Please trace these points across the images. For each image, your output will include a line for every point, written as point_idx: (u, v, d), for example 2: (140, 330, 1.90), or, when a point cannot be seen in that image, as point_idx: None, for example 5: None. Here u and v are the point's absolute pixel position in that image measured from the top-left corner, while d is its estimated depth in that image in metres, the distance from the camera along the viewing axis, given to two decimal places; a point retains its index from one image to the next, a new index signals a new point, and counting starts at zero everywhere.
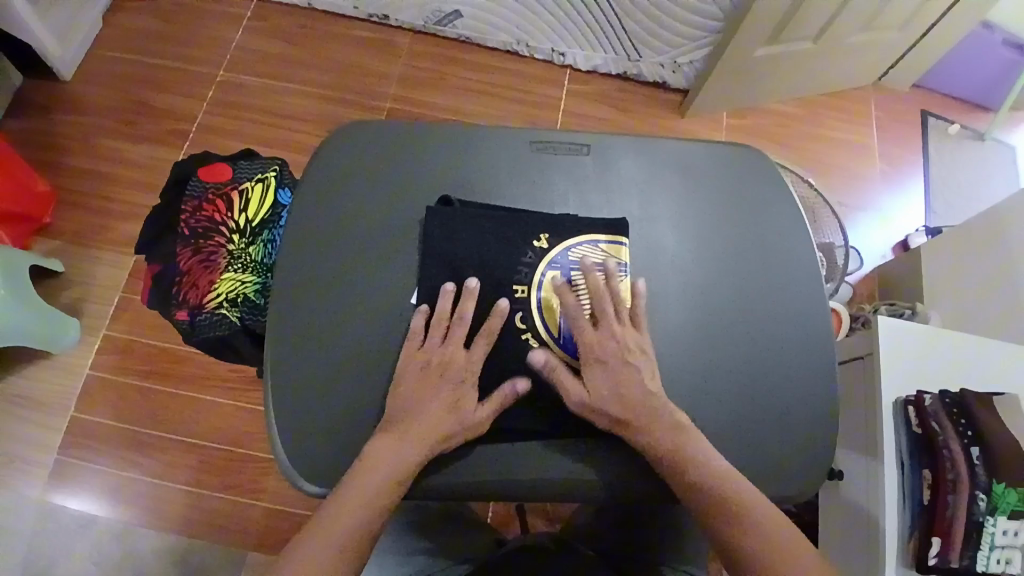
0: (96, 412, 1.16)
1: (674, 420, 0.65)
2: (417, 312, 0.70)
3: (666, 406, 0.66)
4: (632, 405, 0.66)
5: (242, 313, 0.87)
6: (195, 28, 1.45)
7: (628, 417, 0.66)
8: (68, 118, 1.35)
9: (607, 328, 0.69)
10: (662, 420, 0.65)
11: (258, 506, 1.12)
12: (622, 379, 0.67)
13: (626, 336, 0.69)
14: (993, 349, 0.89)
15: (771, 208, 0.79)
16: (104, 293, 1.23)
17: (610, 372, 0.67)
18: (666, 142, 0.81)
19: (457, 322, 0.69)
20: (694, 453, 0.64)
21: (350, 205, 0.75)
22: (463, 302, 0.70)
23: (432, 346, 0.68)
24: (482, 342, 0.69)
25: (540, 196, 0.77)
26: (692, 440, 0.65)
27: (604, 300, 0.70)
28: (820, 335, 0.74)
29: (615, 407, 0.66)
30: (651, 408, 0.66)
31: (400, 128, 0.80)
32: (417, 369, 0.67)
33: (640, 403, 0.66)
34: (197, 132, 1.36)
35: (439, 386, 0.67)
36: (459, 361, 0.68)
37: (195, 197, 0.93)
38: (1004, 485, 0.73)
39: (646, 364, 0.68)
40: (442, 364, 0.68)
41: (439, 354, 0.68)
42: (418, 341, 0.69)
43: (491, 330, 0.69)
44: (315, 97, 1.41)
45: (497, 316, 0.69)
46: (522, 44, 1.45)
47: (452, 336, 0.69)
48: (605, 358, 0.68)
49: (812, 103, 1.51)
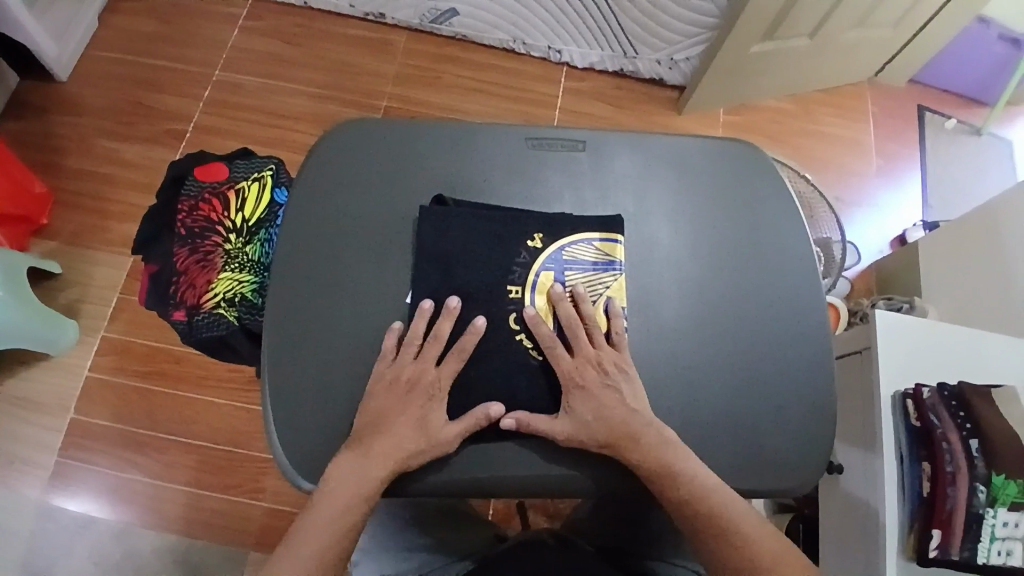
0: (95, 413, 1.16)
1: (660, 438, 0.66)
2: (390, 330, 0.70)
3: (650, 426, 0.67)
4: (617, 426, 0.67)
5: (240, 313, 0.86)
6: (191, 29, 1.45)
7: (613, 440, 0.66)
8: (65, 119, 1.35)
9: (584, 353, 0.70)
10: (646, 441, 0.66)
11: (257, 506, 1.12)
12: (603, 405, 0.67)
13: (603, 359, 0.69)
14: (991, 342, 0.89)
15: (767, 202, 0.79)
16: (102, 294, 1.23)
17: (590, 395, 0.68)
18: (662, 137, 0.81)
19: (432, 340, 0.70)
20: (682, 469, 0.65)
21: (347, 204, 0.75)
22: (439, 321, 0.70)
23: (403, 362, 0.68)
24: (454, 360, 0.69)
25: (536, 194, 0.77)
26: (681, 456, 0.66)
27: (577, 327, 0.71)
28: (817, 329, 0.74)
29: (601, 431, 0.67)
30: (634, 431, 0.66)
31: (395, 125, 0.79)
32: (388, 382, 0.68)
33: (623, 425, 0.67)
34: (193, 133, 1.35)
35: (408, 400, 0.68)
36: (428, 377, 0.69)
37: (192, 197, 0.93)
38: (1003, 477, 0.73)
39: (626, 386, 0.69)
40: (411, 379, 0.68)
41: (409, 369, 0.68)
42: (389, 358, 0.69)
43: (464, 347, 0.69)
44: (311, 96, 1.41)
45: (472, 334, 0.69)
46: (518, 42, 1.45)
47: (425, 354, 0.69)
48: (585, 382, 0.68)
49: (809, 98, 1.51)
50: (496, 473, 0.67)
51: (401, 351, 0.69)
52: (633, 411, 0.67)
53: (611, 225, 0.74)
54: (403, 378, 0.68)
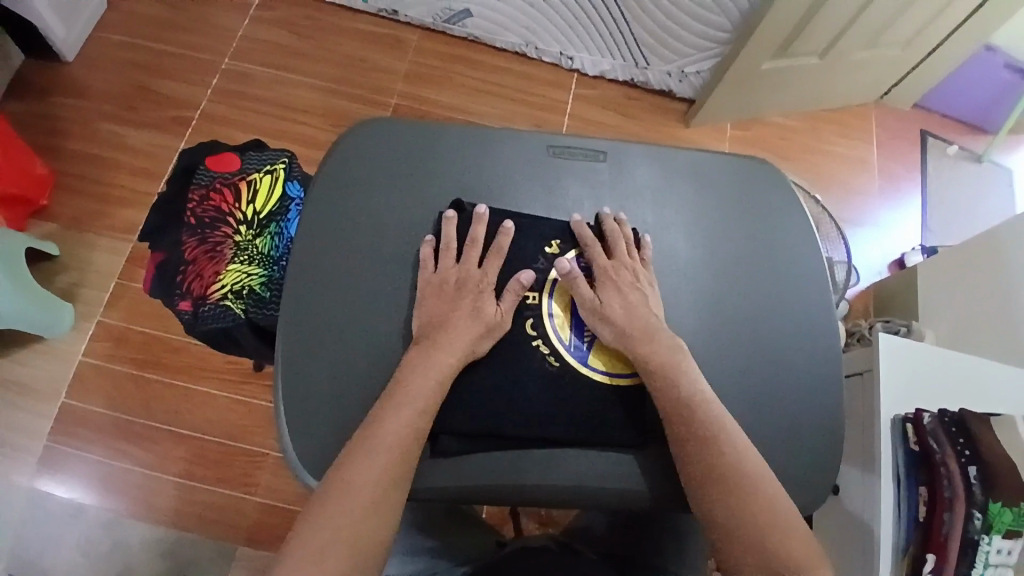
0: (88, 400, 1.14)
1: (673, 342, 0.68)
2: (424, 243, 0.73)
3: (666, 332, 0.69)
4: (637, 322, 0.69)
5: (246, 306, 0.86)
6: (202, 15, 1.43)
7: (630, 332, 0.69)
8: (68, 100, 1.33)
9: (621, 258, 0.73)
10: (661, 342, 0.68)
11: (250, 501, 1.11)
12: (630, 301, 0.70)
13: (636, 269, 0.73)
14: (994, 370, 0.90)
15: (784, 220, 0.79)
16: (100, 279, 1.21)
17: (622, 292, 0.71)
18: (682, 151, 0.81)
19: (470, 244, 0.73)
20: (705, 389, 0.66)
21: (366, 203, 0.75)
22: (474, 227, 0.73)
23: (447, 266, 0.71)
24: (494, 258, 0.72)
25: (556, 203, 0.77)
26: (688, 364, 0.68)
27: (618, 237, 0.74)
28: (827, 349, 0.75)
29: (622, 320, 0.69)
30: (652, 328, 0.69)
31: (417, 126, 0.79)
32: (436, 288, 0.71)
33: (643, 323, 0.69)
34: (200, 120, 1.34)
35: (458, 300, 0.70)
36: (471, 277, 0.71)
37: (202, 186, 0.92)
38: (1000, 504, 0.73)
39: (651, 295, 0.72)
40: (459, 282, 0.71)
41: (455, 271, 0.71)
42: (432, 267, 0.72)
43: (500, 246, 0.72)
44: (320, 89, 1.40)
45: (504, 234, 0.73)
46: (531, 46, 1.45)
47: (464, 256, 0.72)
48: (617, 279, 0.71)
49: (814, 117, 1.52)
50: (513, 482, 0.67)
51: (441, 259, 0.72)
52: (653, 316, 0.70)
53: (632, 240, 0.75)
54: None
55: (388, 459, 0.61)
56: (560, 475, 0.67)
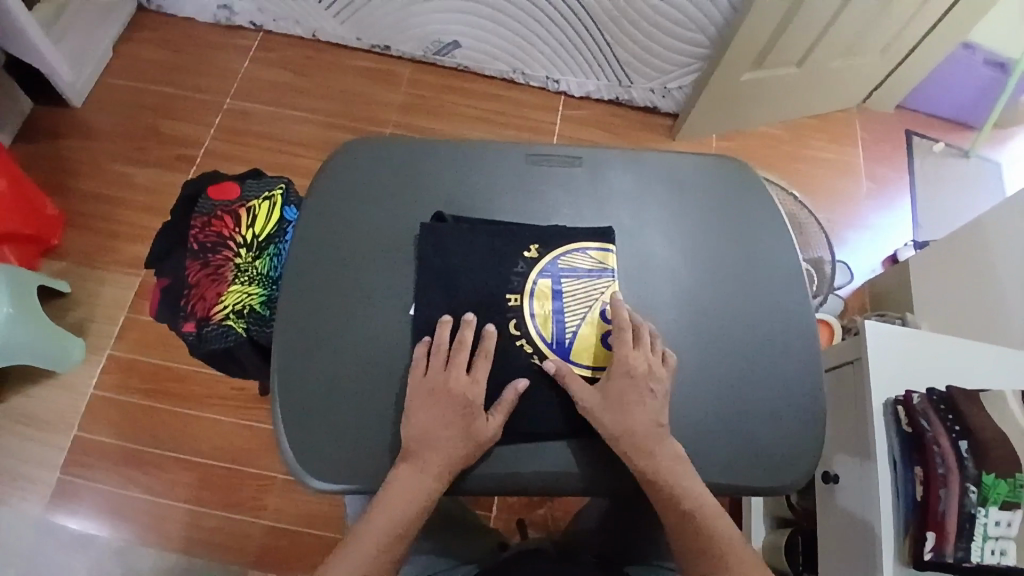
0: (100, 430, 1.17)
1: (675, 453, 0.68)
2: (419, 345, 0.72)
3: (669, 442, 0.69)
4: (638, 430, 0.68)
5: (248, 324, 0.89)
6: (203, 60, 1.51)
7: (629, 435, 0.68)
8: (79, 145, 1.40)
9: (642, 351, 0.71)
10: (661, 449, 0.68)
11: (258, 523, 1.13)
12: (637, 404, 0.69)
13: (655, 365, 0.71)
14: (980, 352, 0.91)
15: (755, 214, 0.82)
16: (110, 313, 1.26)
17: (631, 389, 0.69)
18: (652, 154, 0.85)
19: (457, 348, 0.71)
20: (688, 485, 0.67)
21: (355, 219, 0.79)
22: (461, 330, 0.72)
23: (436, 373, 0.70)
24: (483, 361, 0.71)
25: (533, 207, 0.81)
26: (687, 475, 0.68)
27: (644, 328, 0.72)
28: (804, 335, 0.77)
29: (623, 423, 0.68)
30: (654, 434, 0.68)
31: (401, 143, 0.84)
32: (426, 395, 0.69)
33: (645, 432, 0.68)
34: (203, 158, 1.40)
35: (449, 410, 0.69)
36: (461, 386, 0.70)
37: (204, 214, 0.97)
38: (993, 476, 0.74)
39: (662, 396, 0.70)
40: (449, 390, 0.69)
41: (443, 377, 0.70)
42: (422, 369, 0.71)
43: (486, 349, 0.71)
44: (318, 124, 1.46)
45: (490, 337, 0.71)
46: (517, 72, 1.51)
47: (454, 361, 0.70)
48: (634, 374, 0.70)
49: (798, 124, 1.56)
50: (498, 477, 0.70)
51: (431, 360, 0.71)
52: (656, 421, 0.69)
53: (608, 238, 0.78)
54: (426, 398, 0.69)
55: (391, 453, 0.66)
56: (540, 466, 0.71)
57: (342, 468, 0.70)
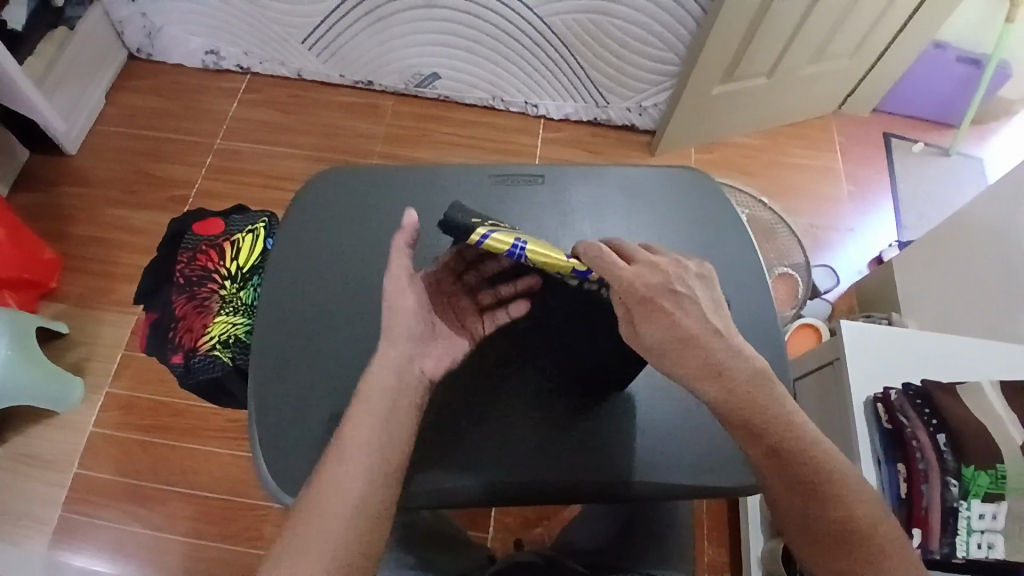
0: (98, 467, 1.19)
1: (757, 378, 0.58)
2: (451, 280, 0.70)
3: (749, 366, 0.59)
4: (707, 357, 0.58)
5: (233, 354, 0.91)
6: (193, 104, 1.57)
7: (704, 375, 0.57)
8: (76, 192, 1.45)
9: (635, 288, 0.59)
10: (750, 382, 0.58)
11: (255, 554, 1.13)
12: (682, 338, 0.58)
13: (669, 272, 0.61)
14: (958, 345, 0.92)
15: (716, 221, 0.85)
16: (107, 351, 1.29)
17: (660, 327, 0.58)
18: (613, 169, 0.88)
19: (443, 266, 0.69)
20: (782, 417, 0.58)
21: (328, 244, 0.82)
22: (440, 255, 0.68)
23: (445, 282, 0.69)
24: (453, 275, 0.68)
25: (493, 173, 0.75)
26: (779, 405, 0.58)
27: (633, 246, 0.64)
28: (771, 334, 0.79)
29: (686, 353, 0.57)
30: (722, 362, 0.58)
31: (372, 170, 0.87)
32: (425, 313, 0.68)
33: (718, 357, 0.58)
34: (195, 198, 1.45)
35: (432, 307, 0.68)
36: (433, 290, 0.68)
37: (189, 249, 1.00)
38: (972, 468, 0.72)
39: (703, 310, 0.60)
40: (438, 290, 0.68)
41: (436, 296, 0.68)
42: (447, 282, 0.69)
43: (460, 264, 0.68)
44: (306, 159, 1.50)
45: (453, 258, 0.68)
46: (497, 99, 1.55)
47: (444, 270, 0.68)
48: (658, 294, 0.59)
49: (776, 133, 1.59)
50: (426, 490, 0.67)
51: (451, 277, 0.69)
52: (718, 338, 0.59)
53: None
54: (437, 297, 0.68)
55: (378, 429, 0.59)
56: (480, 478, 0.68)
57: None
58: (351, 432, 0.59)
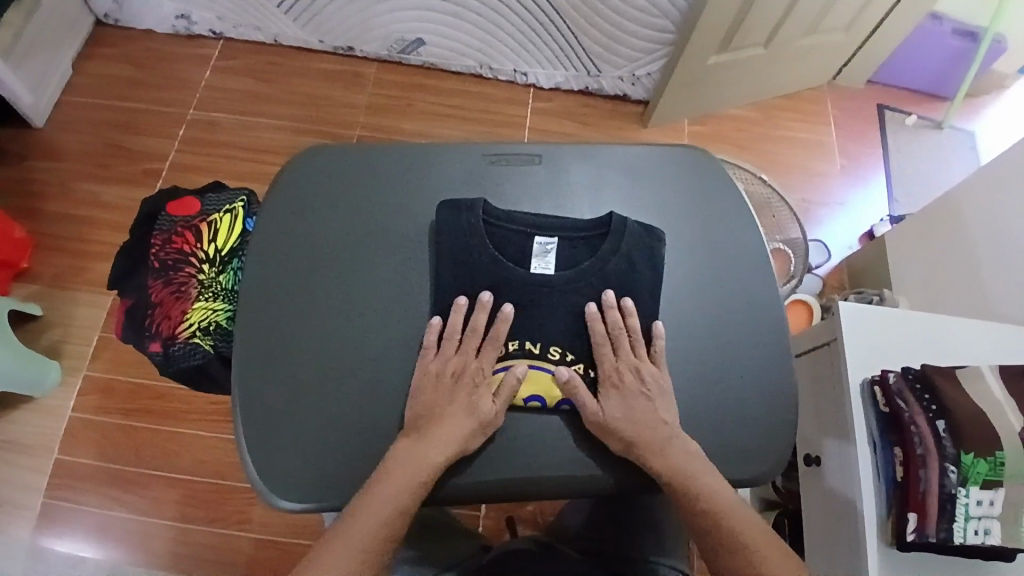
0: (81, 453, 1.16)
1: (686, 450, 0.69)
2: (429, 329, 0.73)
3: (677, 438, 0.69)
4: (644, 429, 0.69)
5: (215, 341, 0.88)
6: (164, 71, 1.49)
7: (639, 442, 0.68)
8: (44, 165, 1.38)
9: (625, 360, 0.73)
10: (680, 453, 0.68)
11: (245, 538, 1.12)
12: (636, 411, 0.70)
13: (644, 372, 0.72)
14: (955, 328, 0.91)
15: (716, 202, 0.83)
16: (84, 334, 1.24)
17: (623, 399, 0.71)
18: (611, 148, 0.85)
19: (470, 334, 0.73)
20: (702, 481, 0.67)
21: (312, 229, 0.79)
22: (472, 319, 0.73)
23: (448, 357, 0.72)
24: (492, 350, 0.73)
25: (445, 203, 0.77)
26: (702, 470, 0.68)
27: (625, 334, 0.73)
28: (773, 319, 0.77)
29: (630, 430, 0.69)
30: (666, 435, 0.69)
31: (356, 150, 0.83)
32: (433, 377, 0.71)
33: (652, 431, 0.69)
34: (170, 171, 1.38)
35: (454, 393, 0.71)
36: (470, 370, 0.72)
37: (164, 231, 0.95)
38: (972, 455, 0.73)
39: (661, 398, 0.72)
40: (456, 372, 0.72)
41: (453, 361, 0.72)
42: (433, 353, 0.72)
43: (498, 334, 0.73)
44: (286, 130, 1.44)
45: (503, 321, 0.73)
46: (485, 67, 1.49)
47: (467, 345, 0.73)
48: (622, 384, 0.72)
49: (769, 105, 1.55)
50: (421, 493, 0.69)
51: (442, 346, 0.73)
52: (662, 422, 0.70)
53: (568, 260, 0.75)
54: (435, 382, 0.71)
55: None
56: (480, 474, 0.69)
57: (309, 486, 0.69)
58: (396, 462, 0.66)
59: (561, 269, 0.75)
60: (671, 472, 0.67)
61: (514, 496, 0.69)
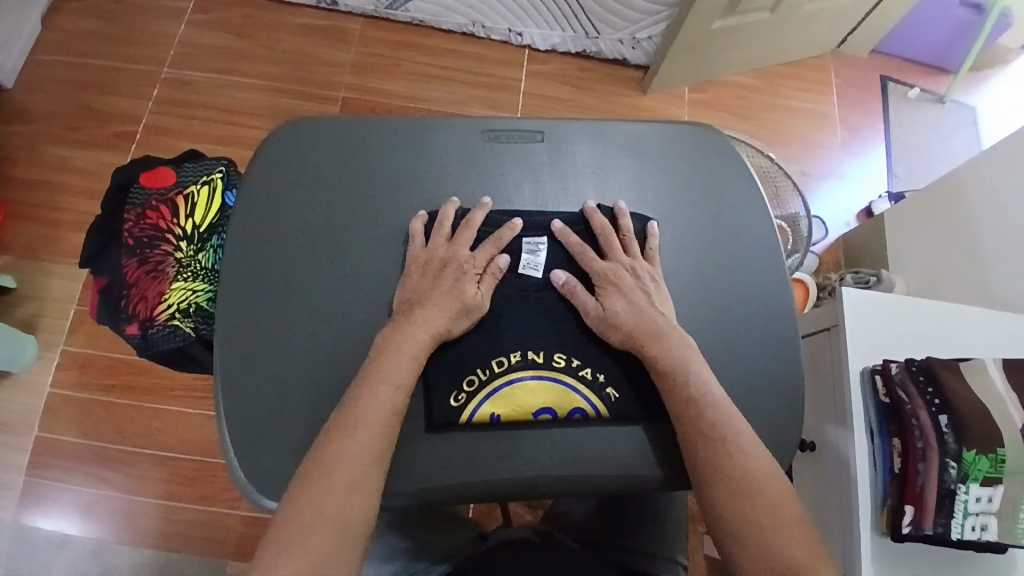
0: (62, 431, 1.13)
1: (683, 340, 0.67)
2: (417, 217, 0.73)
3: (673, 328, 0.68)
4: (643, 321, 0.68)
5: (195, 324, 0.84)
6: (135, 25, 1.39)
7: (638, 332, 0.68)
8: (11, 127, 1.30)
9: (615, 259, 0.72)
10: (676, 342, 0.67)
11: (233, 515, 1.10)
12: (634, 302, 0.69)
13: (635, 266, 0.72)
14: (957, 317, 0.90)
15: (726, 186, 0.79)
16: (60, 307, 1.19)
17: (623, 293, 0.70)
18: (619, 125, 0.81)
19: (465, 226, 0.72)
20: (698, 371, 0.65)
21: (297, 212, 0.74)
22: (473, 211, 0.73)
23: (439, 245, 0.71)
24: (490, 247, 0.71)
25: (425, 210, 0.75)
26: (697, 362, 0.66)
27: (611, 236, 0.73)
28: (781, 311, 0.75)
29: (630, 323, 0.68)
30: (660, 326, 0.68)
31: (344, 122, 0.78)
32: (424, 266, 0.70)
33: (651, 322, 0.68)
34: (145, 133, 1.31)
35: (444, 279, 0.69)
36: (459, 257, 0.70)
37: (138, 205, 0.89)
38: (974, 452, 0.72)
39: (657, 292, 0.71)
40: (445, 259, 0.70)
41: (445, 250, 0.70)
42: (422, 241, 0.72)
43: (501, 239, 0.72)
44: (266, 90, 1.36)
45: (509, 229, 0.72)
46: (477, 25, 1.42)
47: (460, 236, 0.71)
48: (618, 282, 0.70)
49: (771, 73, 1.50)
50: (418, 486, 0.65)
51: (434, 235, 0.72)
52: (661, 314, 0.69)
53: (558, 260, 0.73)
54: (424, 269, 0.70)
55: (376, 452, 0.59)
56: (470, 474, 0.65)
57: None
58: (339, 450, 0.58)
59: (551, 270, 0.72)
60: (666, 361, 0.66)
61: (512, 491, 0.66)
